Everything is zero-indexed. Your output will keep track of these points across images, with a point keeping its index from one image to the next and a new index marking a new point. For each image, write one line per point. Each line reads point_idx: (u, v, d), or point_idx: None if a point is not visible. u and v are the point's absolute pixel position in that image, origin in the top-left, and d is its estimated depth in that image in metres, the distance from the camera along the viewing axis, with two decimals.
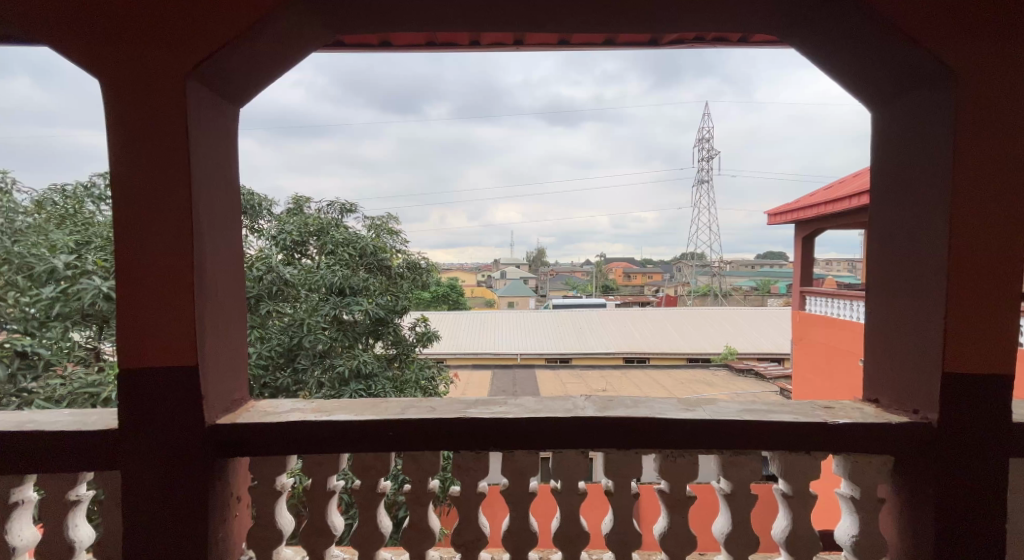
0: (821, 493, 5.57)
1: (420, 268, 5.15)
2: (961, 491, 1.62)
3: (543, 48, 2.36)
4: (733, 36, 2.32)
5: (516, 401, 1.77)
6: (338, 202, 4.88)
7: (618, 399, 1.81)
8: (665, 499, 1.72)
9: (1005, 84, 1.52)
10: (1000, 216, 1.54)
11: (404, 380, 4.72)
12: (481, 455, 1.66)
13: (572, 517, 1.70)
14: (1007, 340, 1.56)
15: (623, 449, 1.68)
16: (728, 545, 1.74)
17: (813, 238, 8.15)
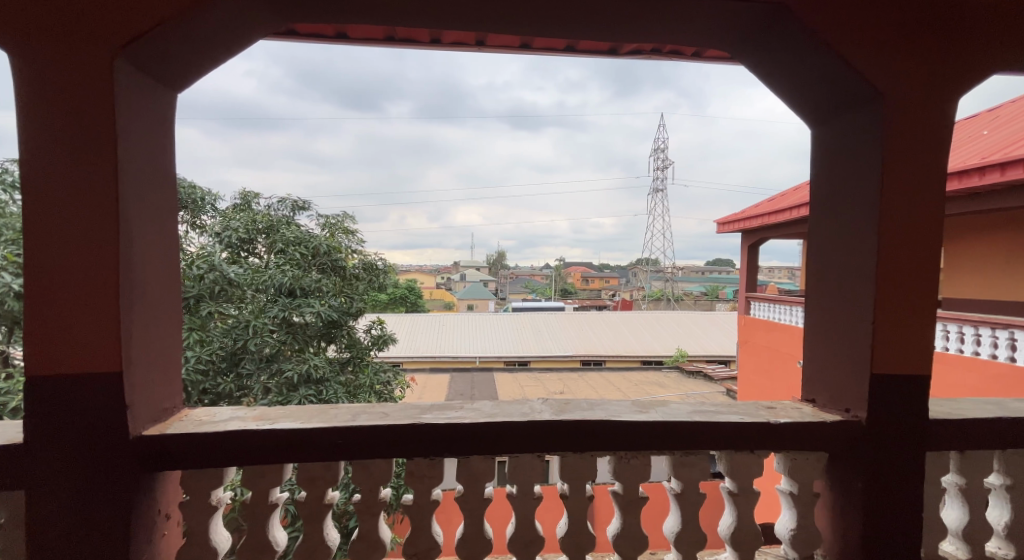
0: (765, 492, 5.72)
1: (376, 269, 5.04)
2: (887, 484, 1.70)
3: (503, 50, 2.33)
4: (688, 49, 2.34)
5: (472, 405, 1.72)
6: (290, 198, 4.71)
7: (575, 402, 1.79)
8: (618, 501, 1.70)
9: (931, 106, 1.62)
10: (921, 230, 1.64)
11: (358, 384, 4.61)
12: (435, 462, 1.60)
13: (529, 522, 1.66)
14: (925, 344, 1.66)
15: (578, 452, 1.65)
16: (678, 545, 1.72)
17: (758, 246, 8.43)
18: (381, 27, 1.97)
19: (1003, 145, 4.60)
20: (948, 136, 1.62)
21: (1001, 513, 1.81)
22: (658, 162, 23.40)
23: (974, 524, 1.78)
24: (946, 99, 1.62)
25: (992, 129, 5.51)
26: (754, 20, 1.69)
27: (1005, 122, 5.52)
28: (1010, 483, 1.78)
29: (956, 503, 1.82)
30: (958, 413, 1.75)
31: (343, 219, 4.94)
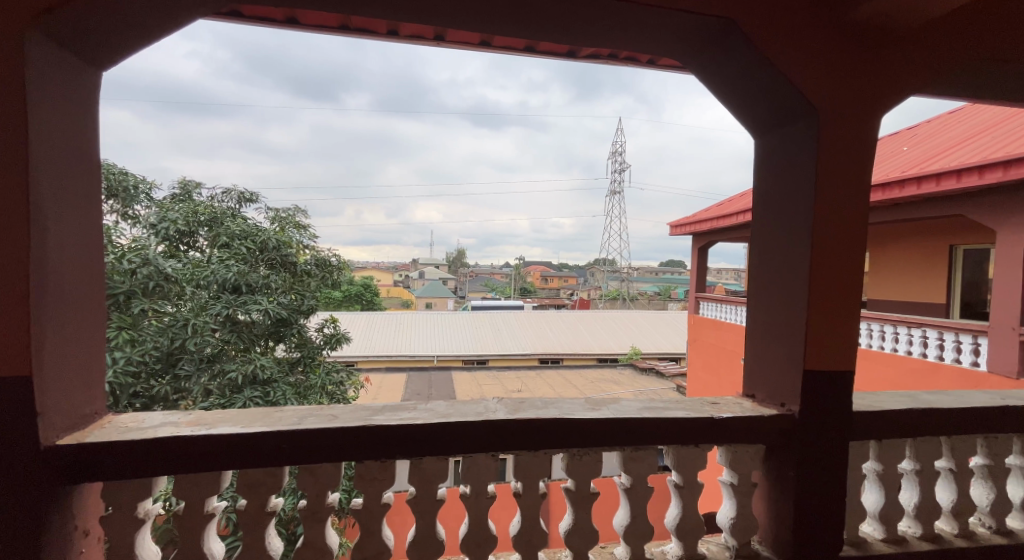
0: (709, 485, 5.89)
1: (330, 265, 4.92)
2: (817, 473, 1.79)
3: (462, 47, 2.28)
4: (643, 57, 2.35)
5: (426, 406, 1.66)
6: (235, 190, 4.53)
7: (530, 400, 1.76)
8: (571, 497, 1.68)
9: (856, 121, 1.73)
10: (848, 237, 1.74)
11: (309, 386, 4.47)
12: (387, 464, 1.53)
13: (482, 522, 1.62)
14: (851, 343, 1.77)
15: (533, 449, 1.62)
16: (628, 539, 1.72)
17: (707, 249, 8.66)
18: (334, 14, 1.90)
19: (920, 160, 4.86)
20: (873, 151, 1.74)
21: (911, 495, 1.95)
22: (614, 164, 23.73)
23: (890, 506, 1.90)
24: (871, 115, 1.74)
25: (912, 145, 5.85)
26: (703, 32, 1.73)
27: (922, 139, 5.86)
28: (920, 467, 1.93)
29: (875, 488, 1.93)
30: (873, 405, 1.88)
31: (294, 213, 4.80)
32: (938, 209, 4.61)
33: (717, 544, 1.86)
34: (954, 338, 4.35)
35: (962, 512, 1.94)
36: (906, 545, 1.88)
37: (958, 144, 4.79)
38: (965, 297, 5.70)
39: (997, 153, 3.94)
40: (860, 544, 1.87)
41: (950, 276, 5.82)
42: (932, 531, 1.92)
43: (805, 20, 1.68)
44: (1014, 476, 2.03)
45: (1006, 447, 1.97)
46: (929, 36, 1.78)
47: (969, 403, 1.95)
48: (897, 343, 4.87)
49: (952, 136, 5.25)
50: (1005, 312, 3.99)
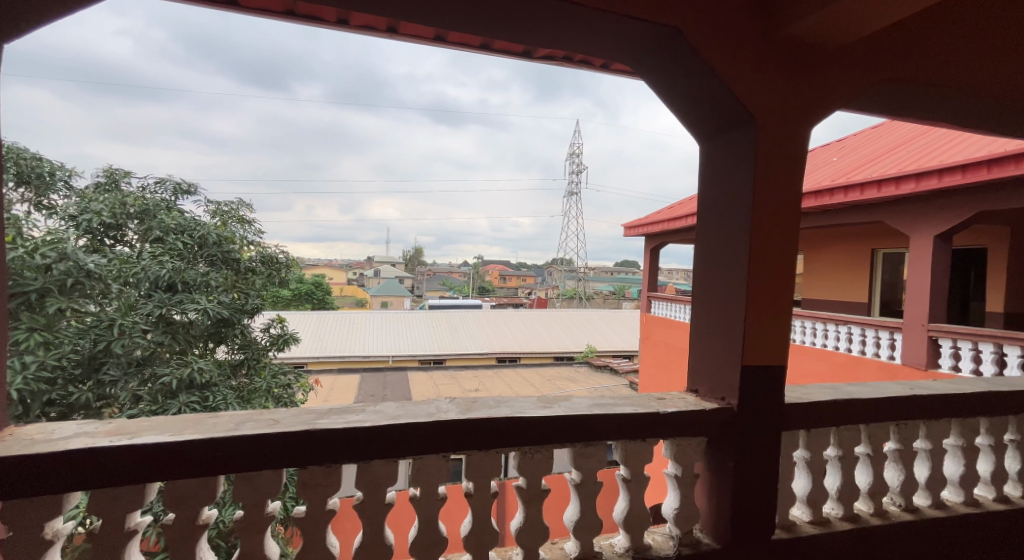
0: (655, 477, 6.03)
1: (275, 263, 4.79)
2: (754, 462, 1.86)
3: (415, 40, 2.24)
4: (596, 60, 2.38)
5: (375, 408, 1.62)
6: (172, 181, 4.31)
7: (481, 399, 1.75)
8: (522, 495, 1.68)
9: (790, 130, 1.82)
10: (782, 241, 1.84)
11: (252, 390, 4.33)
12: (332, 470, 1.49)
13: (432, 524, 1.60)
14: (784, 339, 1.86)
15: (483, 449, 1.61)
16: (577, 534, 1.74)
17: (659, 250, 8.87)
18: None
19: (848, 170, 5.11)
20: (804, 157, 1.83)
21: (835, 479, 2.05)
22: (570, 166, 23.93)
23: (816, 491, 1.99)
24: (804, 123, 1.83)
25: (841, 155, 6.18)
26: (650, 38, 1.77)
27: (851, 149, 6.20)
28: (842, 454, 2.03)
29: (803, 474, 2.02)
30: (804, 397, 1.98)
31: (237, 207, 4.63)
32: (862, 215, 4.88)
33: (662, 534, 1.90)
34: (874, 334, 4.61)
35: (877, 492, 2.06)
36: (829, 526, 1.98)
37: (879, 157, 5.09)
38: (883, 297, 6.09)
39: (912, 166, 4.22)
40: (790, 527, 1.95)
41: (872, 277, 6.17)
42: (851, 511, 2.03)
43: (745, 33, 1.76)
44: (921, 458, 2.17)
45: (914, 432, 2.12)
46: (856, 52, 1.89)
47: (886, 393, 2.08)
48: (826, 339, 5.12)
49: (879, 146, 5.57)
50: (917, 310, 4.25)
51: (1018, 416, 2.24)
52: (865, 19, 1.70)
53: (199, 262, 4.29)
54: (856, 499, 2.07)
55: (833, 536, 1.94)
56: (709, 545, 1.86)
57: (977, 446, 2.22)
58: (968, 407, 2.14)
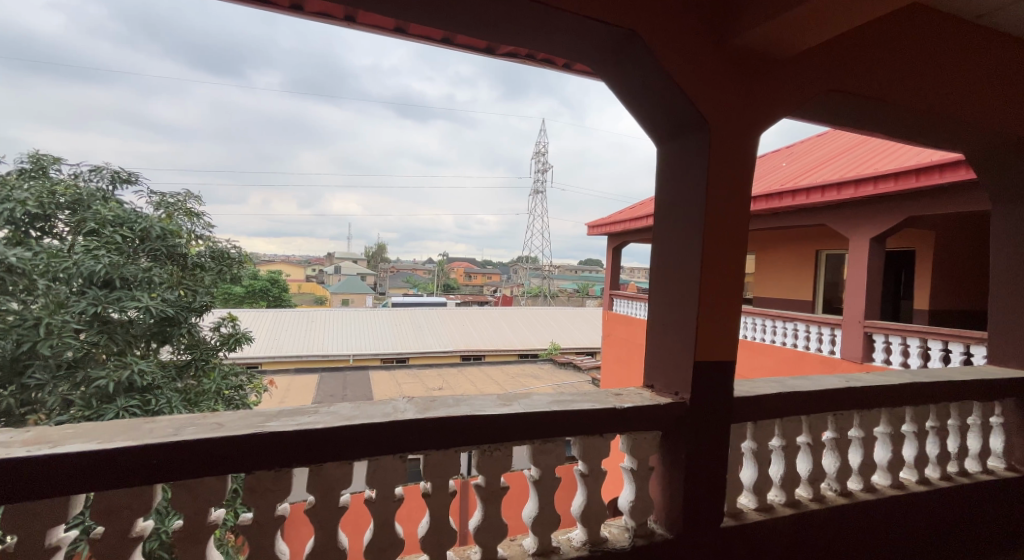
0: (612, 471, 6.15)
1: (225, 259, 4.68)
2: (705, 455, 1.94)
3: (375, 31, 2.23)
4: (558, 60, 2.42)
5: (329, 409, 1.62)
6: (110, 169, 4.17)
7: (441, 399, 1.76)
8: (481, 493, 1.70)
9: (739, 135, 1.90)
10: (732, 241, 1.93)
11: (200, 392, 4.20)
12: (280, 475, 1.47)
13: (387, 525, 1.60)
14: (732, 338, 1.96)
15: (442, 449, 1.63)
16: (535, 530, 1.77)
17: (622, 249, 9.03)
18: None
19: (797, 174, 5.33)
20: (752, 163, 1.94)
21: (779, 467, 2.15)
22: (536, 164, 23.99)
23: (762, 479, 2.09)
24: (752, 131, 1.93)
25: (791, 160, 6.43)
26: (609, 40, 1.82)
27: (801, 154, 6.47)
28: (785, 443, 2.13)
29: (750, 463, 2.11)
30: (752, 391, 2.07)
31: (184, 199, 4.46)
32: (806, 217, 5.10)
33: (618, 526, 1.96)
34: (817, 329, 4.83)
35: (816, 479, 2.17)
36: (773, 512, 2.08)
37: (826, 161, 5.33)
38: (827, 295, 6.37)
39: (854, 172, 4.44)
40: (737, 515, 2.04)
41: (817, 276, 6.46)
42: (793, 497, 2.13)
43: (699, 40, 1.83)
44: (856, 446, 2.30)
45: (849, 421, 2.24)
46: (801, 63, 2.00)
47: (825, 385, 2.19)
48: (774, 335, 5.32)
49: (825, 152, 5.84)
50: (856, 306, 4.47)
51: (939, 404, 2.41)
52: (810, 32, 1.80)
53: (140, 257, 4.11)
54: (797, 486, 2.18)
55: (776, 521, 2.04)
56: (661, 535, 1.93)
57: (904, 433, 2.37)
58: (898, 398, 2.29)
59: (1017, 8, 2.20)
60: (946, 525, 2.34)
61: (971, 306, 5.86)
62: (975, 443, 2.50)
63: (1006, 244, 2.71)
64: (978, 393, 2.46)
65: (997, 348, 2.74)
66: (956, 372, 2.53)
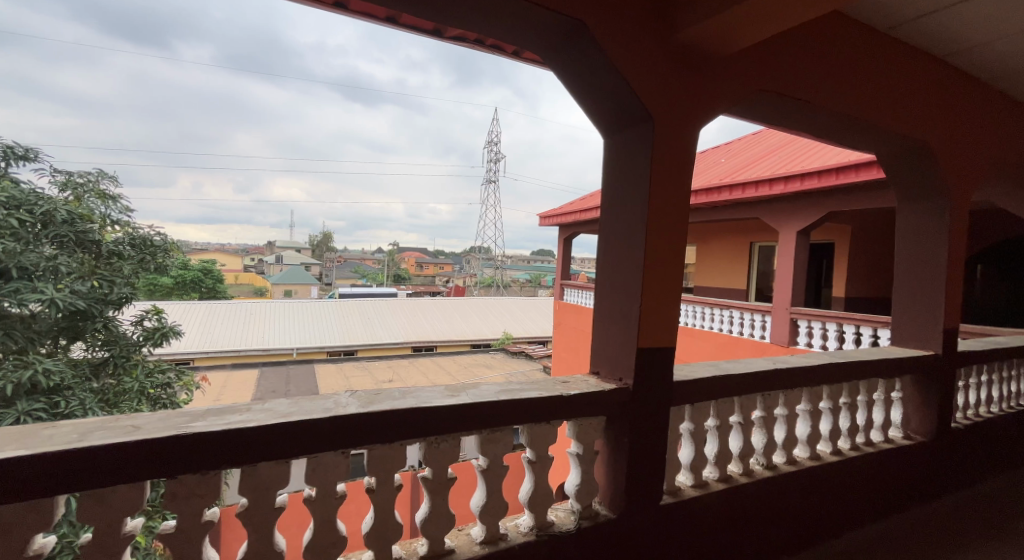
0: (558, 456, 6.32)
1: (146, 246, 4.48)
2: (644, 438, 2.07)
3: (313, 5, 2.18)
4: (507, 47, 2.48)
5: (264, 406, 1.62)
6: (3, 144, 3.92)
7: (387, 392, 1.80)
8: (427, 486, 1.76)
9: (679, 130, 2.03)
10: (672, 231, 2.06)
11: (120, 391, 4.11)
12: (207, 477, 1.45)
13: (330, 523, 1.63)
14: (672, 325, 2.10)
15: (387, 443, 1.67)
16: (483, 518, 1.84)
17: (572, 240, 9.21)
18: None
19: (735, 170, 5.60)
20: (693, 159, 2.07)
21: (713, 446, 2.31)
22: (488, 154, 23.90)
23: (697, 458, 2.25)
24: (691, 126, 2.06)
25: (729, 155, 6.74)
26: (558, 29, 1.89)
27: (738, 150, 6.79)
28: (719, 423, 2.30)
29: (687, 443, 2.26)
30: (689, 375, 2.22)
31: (96, 178, 4.33)
32: (743, 210, 5.37)
33: (565, 510, 2.07)
34: (750, 316, 5.14)
35: (746, 455, 2.35)
36: (707, 488, 2.24)
37: (762, 158, 5.62)
38: (759, 284, 6.75)
39: (785, 169, 4.70)
40: (676, 492, 2.19)
41: (750, 265, 6.82)
42: (725, 473, 2.30)
43: (644, 36, 1.93)
44: (781, 423, 2.49)
45: (774, 401, 2.43)
46: (736, 63, 2.15)
47: (753, 368, 2.37)
48: (712, 321, 5.58)
49: (760, 149, 6.15)
50: (783, 294, 4.76)
51: (851, 382, 2.64)
52: (744, 34, 1.95)
53: (43, 243, 3.87)
54: (728, 462, 2.35)
55: (710, 496, 2.20)
56: (605, 516, 2.04)
57: (821, 409, 2.60)
58: (818, 377, 2.50)
59: (921, 23, 2.41)
60: (856, 492, 2.58)
61: (884, 294, 6.38)
62: (879, 416, 2.77)
63: (908, 239, 2.98)
64: (885, 372, 2.72)
65: (899, 331, 3.02)
66: (865, 353, 2.78)
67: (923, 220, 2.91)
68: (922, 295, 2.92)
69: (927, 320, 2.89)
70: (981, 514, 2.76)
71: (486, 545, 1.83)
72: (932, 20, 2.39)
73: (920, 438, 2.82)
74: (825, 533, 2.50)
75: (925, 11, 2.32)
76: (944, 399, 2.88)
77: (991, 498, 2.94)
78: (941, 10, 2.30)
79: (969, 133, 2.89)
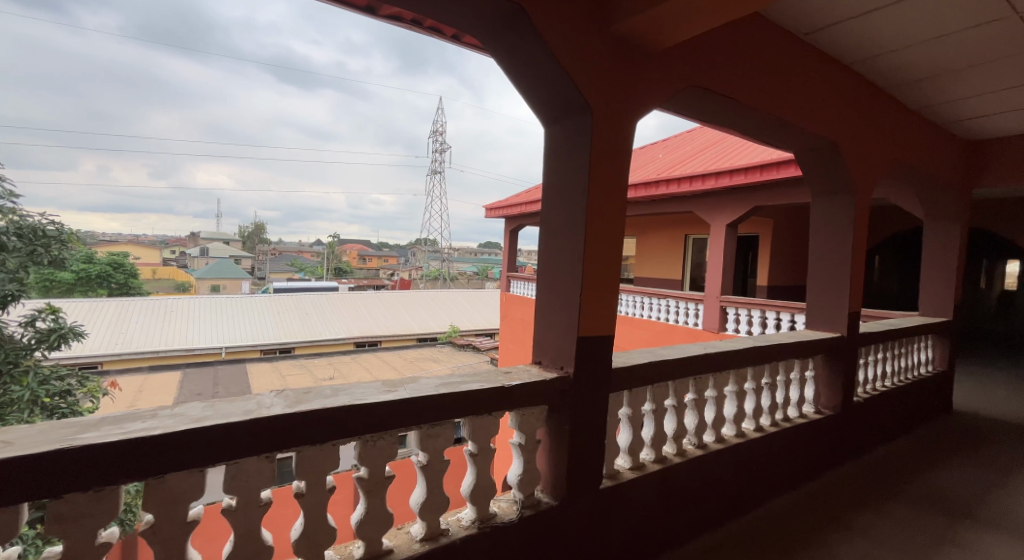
0: (501, 447, 6.41)
1: (39, 238, 4.17)
2: (579, 425, 2.17)
3: None
4: (446, 30, 2.51)
5: (173, 411, 1.57)
6: None
7: (319, 390, 1.80)
8: (363, 486, 1.77)
9: (616, 123, 2.14)
10: (611, 222, 2.17)
11: (8, 400, 3.86)
12: (101, 495, 1.40)
13: (254, 532, 1.60)
14: (611, 311, 2.21)
15: (318, 444, 1.67)
16: (423, 514, 1.88)
17: (518, 232, 9.31)
18: None
19: (670, 166, 5.84)
20: (629, 151, 2.19)
21: (649, 430, 2.45)
22: (433, 144, 23.63)
23: (635, 441, 2.38)
24: (627, 119, 2.18)
25: (666, 152, 7.02)
26: (498, 12, 1.93)
27: (674, 147, 7.08)
28: (655, 407, 2.44)
29: (626, 428, 2.39)
30: (626, 362, 2.34)
31: None
32: (678, 204, 5.60)
33: (507, 500, 2.14)
34: (686, 305, 5.40)
35: (679, 436, 2.51)
36: (644, 469, 2.38)
37: (695, 155, 5.88)
38: (693, 274, 7.08)
39: (716, 165, 4.95)
40: (614, 476, 2.32)
41: (685, 257, 7.14)
42: (660, 454, 2.45)
43: (583, 28, 2.02)
44: (711, 404, 2.67)
45: (705, 383, 2.60)
46: (668, 61, 2.27)
47: (684, 354, 2.52)
48: (650, 310, 5.81)
49: (695, 146, 6.44)
50: (714, 284, 5.03)
51: (772, 363, 2.86)
52: (674, 31, 2.08)
53: None
54: (664, 444, 2.50)
55: (646, 477, 2.34)
56: (547, 503, 2.14)
57: (745, 390, 2.80)
58: (744, 359, 2.70)
59: (833, 31, 2.62)
60: (774, 465, 2.80)
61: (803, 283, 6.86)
62: (795, 394, 3.00)
63: (820, 231, 3.22)
64: (801, 353, 2.96)
65: (813, 316, 3.26)
66: (782, 336, 2.99)
67: (834, 215, 3.16)
68: (832, 284, 3.17)
69: (836, 306, 3.15)
70: (880, 478, 3.07)
71: (425, 541, 1.87)
72: (841, 29, 2.59)
73: (830, 413, 3.09)
74: (747, 504, 2.71)
75: (835, 20, 2.52)
76: (850, 377, 3.17)
77: (887, 463, 3.27)
78: (849, 19, 2.51)
79: (873, 132, 3.18)
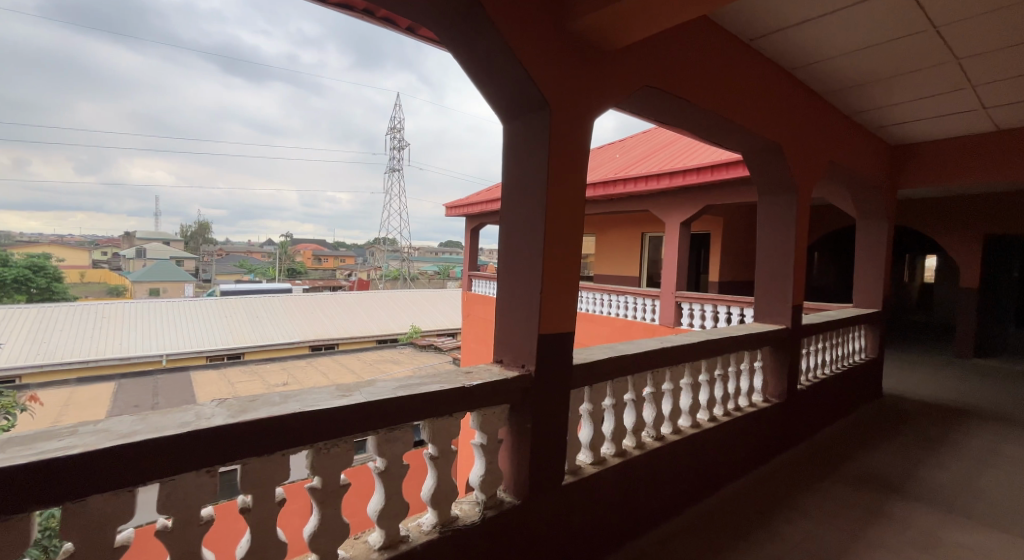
0: (461, 447, 6.44)
1: None
2: (538, 423, 2.22)
3: None
4: (401, 23, 2.54)
5: (97, 427, 1.54)
6: None
7: (266, 398, 1.79)
8: (317, 496, 1.77)
9: (573, 120, 2.20)
10: (569, 220, 2.23)
11: None
12: (8, 525, 1.37)
13: (194, 551, 1.58)
14: (570, 307, 2.27)
15: (265, 455, 1.66)
16: (381, 521, 1.89)
17: (479, 230, 9.33)
18: None
19: (625, 166, 5.98)
20: (586, 150, 2.25)
21: (610, 424, 2.53)
22: (392, 142, 23.36)
23: (596, 436, 2.45)
24: (584, 118, 2.24)
25: (622, 152, 7.17)
26: (454, 4, 1.96)
27: (631, 147, 7.24)
28: (615, 402, 2.52)
29: (587, 423, 2.46)
30: (584, 359, 2.41)
31: None
32: (633, 203, 5.74)
33: (469, 502, 2.18)
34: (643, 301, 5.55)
35: (638, 429, 2.59)
36: (604, 463, 2.46)
37: (650, 155, 6.03)
38: (650, 271, 7.27)
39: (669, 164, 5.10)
40: (575, 472, 2.38)
41: (642, 254, 7.32)
42: (620, 448, 2.53)
43: (540, 26, 2.07)
44: (668, 396, 2.77)
45: (662, 377, 2.70)
46: (622, 61, 2.35)
47: (640, 349, 2.61)
48: (608, 307, 5.93)
49: (650, 146, 6.61)
50: (669, 281, 5.19)
51: (725, 354, 2.99)
52: (627, 32, 2.15)
53: None
54: (624, 438, 2.58)
55: (606, 471, 2.42)
56: (509, 502, 2.18)
57: (699, 381, 2.92)
58: (699, 352, 2.81)
59: (776, 37, 2.75)
60: (725, 453, 2.93)
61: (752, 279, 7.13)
62: (745, 383, 3.15)
63: (766, 229, 3.37)
64: (750, 345, 3.10)
65: (760, 310, 3.41)
66: (732, 330, 3.13)
67: (778, 214, 3.32)
68: (778, 279, 3.32)
69: (781, 300, 3.31)
70: (822, 462, 3.24)
71: (384, 550, 1.89)
72: (784, 35, 2.72)
73: (777, 401, 3.24)
74: (701, 493, 2.82)
75: (779, 26, 2.65)
76: (794, 366, 3.34)
77: (829, 448, 3.45)
78: (792, 26, 2.63)
79: (814, 133, 3.36)
